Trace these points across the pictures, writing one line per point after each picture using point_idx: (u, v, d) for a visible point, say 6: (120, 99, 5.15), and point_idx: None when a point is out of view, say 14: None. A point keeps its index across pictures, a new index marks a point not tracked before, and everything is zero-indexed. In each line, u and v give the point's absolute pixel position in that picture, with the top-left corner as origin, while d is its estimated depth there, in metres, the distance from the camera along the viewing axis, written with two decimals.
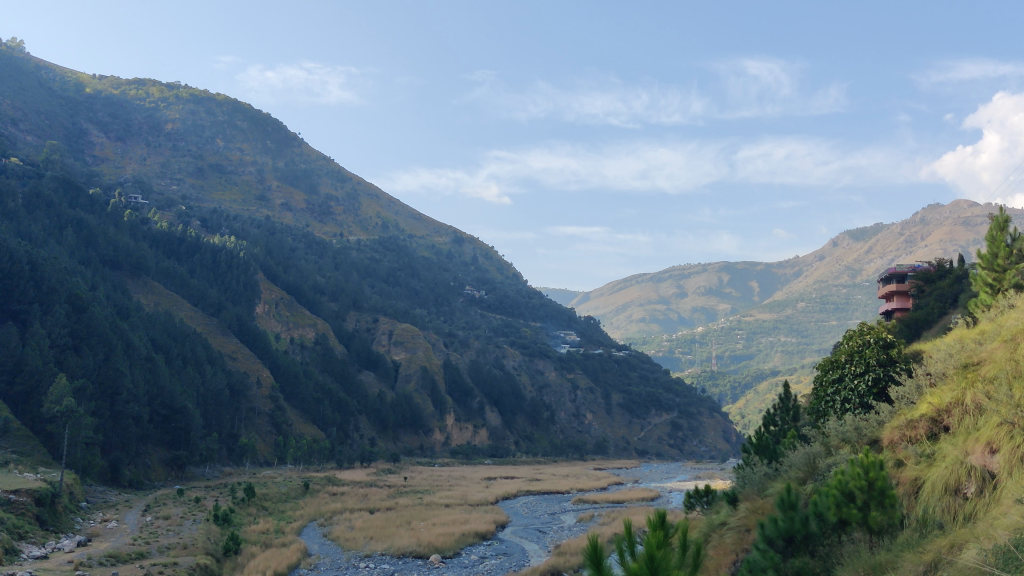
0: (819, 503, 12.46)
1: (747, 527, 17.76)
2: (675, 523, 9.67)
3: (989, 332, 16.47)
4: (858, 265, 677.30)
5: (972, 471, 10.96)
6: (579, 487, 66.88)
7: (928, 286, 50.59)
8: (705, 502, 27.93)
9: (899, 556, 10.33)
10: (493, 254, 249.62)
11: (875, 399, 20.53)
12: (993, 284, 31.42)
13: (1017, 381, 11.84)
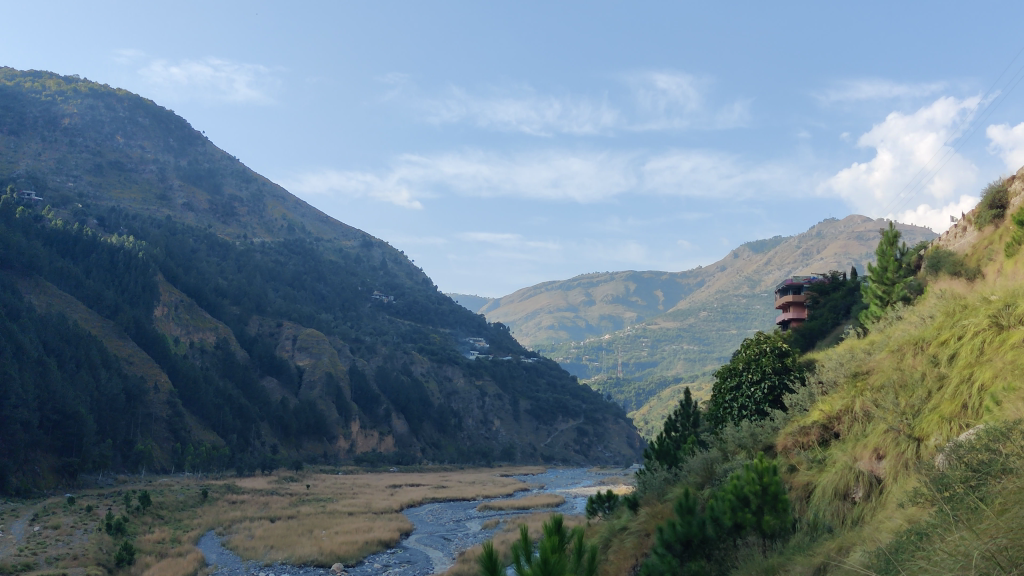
0: (715, 507, 12.72)
1: (646, 531, 18.04)
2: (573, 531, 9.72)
3: (877, 342, 17.23)
4: (758, 276, 677.47)
5: (860, 476, 11.35)
6: (484, 494, 66.79)
7: (822, 297, 52.15)
8: (606, 507, 28.35)
9: (791, 558, 10.63)
10: (402, 259, 247.04)
11: (771, 406, 21.08)
12: (883, 297, 32.95)
13: (904, 392, 12.40)
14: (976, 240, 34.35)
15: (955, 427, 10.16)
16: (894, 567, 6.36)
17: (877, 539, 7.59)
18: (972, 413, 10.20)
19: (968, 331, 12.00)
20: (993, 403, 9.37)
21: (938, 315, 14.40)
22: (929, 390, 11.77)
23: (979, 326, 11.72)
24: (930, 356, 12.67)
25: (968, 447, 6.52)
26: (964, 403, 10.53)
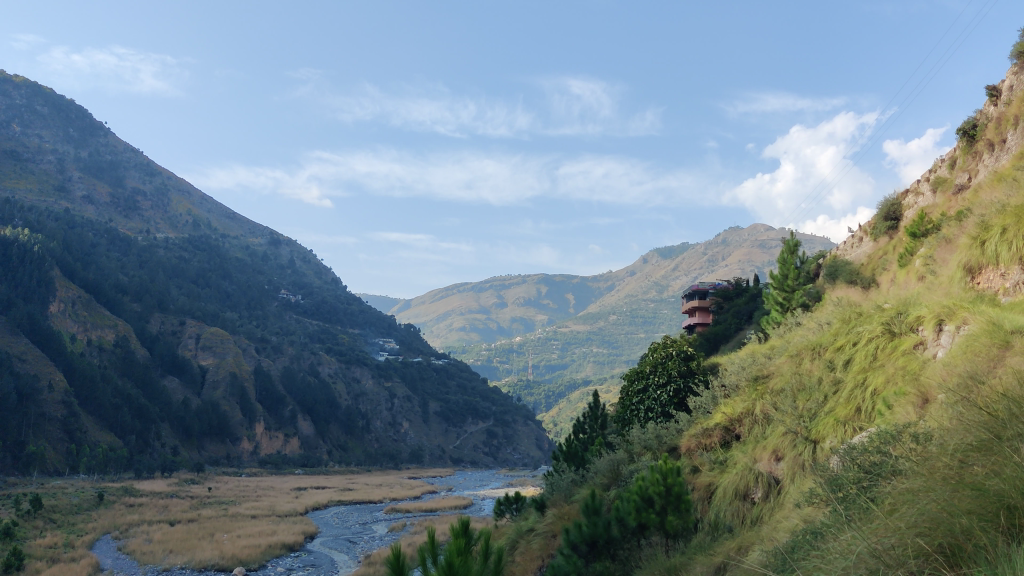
0: (620, 508, 12.92)
1: (552, 532, 18.15)
2: (481, 533, 9.72)
3: (777, 347, 17.82)
4: (666, 281, 677.01)
5: (759, 477, 11.66)
6: (391, 496, 66.30)
7: (726, 303, 53.48)
8: (514, 508, 28.48)
9: (692, 558, 10.85)
10: (311, 258, 243.10)
11: (675, 408, 21.48)
12: (784, 304, 33.97)
13: (801, 395, 12.82)
14: (872, 250, 35.72)
15: (849, 429, 10.56)
16: (789, 566, 6.51)
17: (776, 535, 7.76)
18: (865, 417, 10.60)
19: (863, 337, 12.48)
20: (885, 407, 9.76)
21: (834, 322, 14.91)
22: (825, 394, 12.22)
23: (873, 333, 12.21)
24: (826, 360, 13.16)
25: (861, 449, 6.78)
26: (858, 407, 10.94)
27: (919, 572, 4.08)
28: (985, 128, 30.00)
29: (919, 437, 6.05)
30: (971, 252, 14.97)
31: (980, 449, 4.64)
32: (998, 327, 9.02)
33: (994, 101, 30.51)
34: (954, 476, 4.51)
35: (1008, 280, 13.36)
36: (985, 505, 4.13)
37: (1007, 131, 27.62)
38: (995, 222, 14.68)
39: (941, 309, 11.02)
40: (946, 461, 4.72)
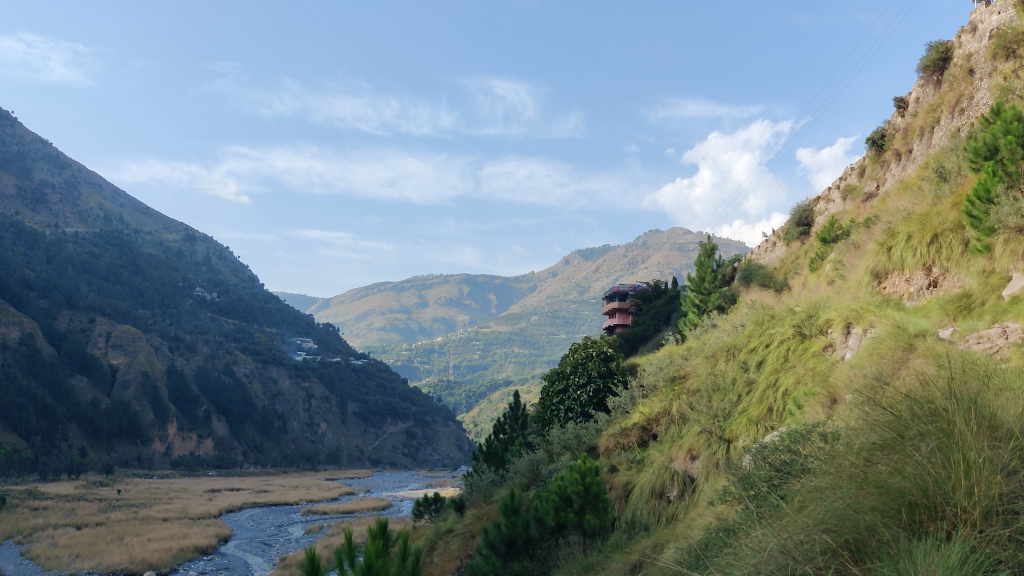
0: (539, 508, 13.00)
1: (471, 533, 18.15)
2: (399, 535, 9.64)
3: (694, 349, 18.17)
4: (587, 283, 677.32)
5: (674, 475, 11.81)
6: (308, 498, 65.32)
7: (645, 304, 54.26)
8: (432, 509, 28.40)
9: (608, 557, 10.97)
10: (228, 255, 238.26)
11: (595, 408, 21.61)
12: (701, 305, 34.64)
13: (716, 396, 13.11)
14: (785, 254, 36.66)
15: (761, 429, 10.82)
16: (703, 563, 6.64)
17: (692, 531, 7.90)
18: (777, 416, 10.90)
19: (776, 339, 12.82)
20: (796, 407, 10.03)
21: (748, 324, 15.29)
22: (738, 394, 12.54)
23: (786, 334, 12.55)
24: (741, 362, 13.46)
25: (772, 449, 6.96)
26: (770, 406, 11.25)
27: (826, 568, 4.20)
28: (893, 138, 31.12)
29: (826, 436, 6.25)
30: (878, 258, 15.48)
31: (883, 447, 4.83)
32: (902, 330, 9.39)
33: (902, 112, 31.67)
34: (859, 476, 4.65)
35: (914, 285, 13.88)
36: (888, 502, 4.27)
37: (914, 141, 28.66)
38: (901, 229, 15.27)
39: (849, 312, 11.44)
40: (853, 459, 4.89)
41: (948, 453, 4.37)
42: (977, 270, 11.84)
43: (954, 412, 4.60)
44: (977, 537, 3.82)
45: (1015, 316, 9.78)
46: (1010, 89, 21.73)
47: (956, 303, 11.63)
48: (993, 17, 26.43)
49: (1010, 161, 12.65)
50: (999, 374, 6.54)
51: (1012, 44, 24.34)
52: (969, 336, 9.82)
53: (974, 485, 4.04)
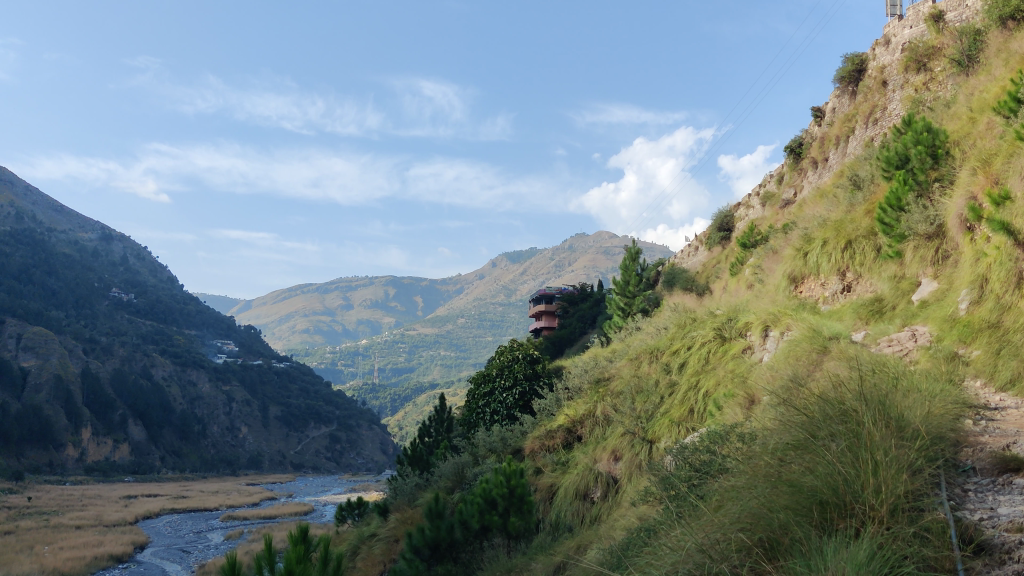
0: (463, 511, 13.02)
1: (395, 537, 18.08)
2: (321, 540, 9.50)
3: (618, 351, 18.42)
4: (514, 285, 677.73)
5: (597, 476, 11.89)
6: (228, 504, 64.05)
7: (571, 307, 54.73)
8: (356, 513, 28.21)
9: (532, 559, 11.05)
10: (147, 255, 232.35)
11: (521, 411, 21.70)
12: (625, 309, 35.08)
13: (639, 397, 13.34)
14: (707, 259, 37.41)
15: (682, 430, 11.04)
16: (622, 562, 6.77)
17: (618, 531, 7.99)
18: (699, 416, 11.13)
19: (696, 341, 13.13)
20: (717, 408, 10.24)
21: (671, 326, 15.60)
22: (661, 395, 12.78)
23: (707, 337, 12.85)
24: (665, 363, 13.71)
25: (692, 449, 7.12)
26: (691, 408, 11.48)
27: (742, 564, 4.25)
28: (811, 146, 32.05)
29: (744, 436, 6.40)
30: (795, 263, 15.91)
31: (796, 446, 4.98)
32: (818, 333, 9.71)
33: (819, 122, 32.68)
34: (774, 475, 4.76)
35: (827, 289, 14.33)
36: (801, 502, 4.38)
37: (830, 150, 29.55)
38: (818, 235, 15.74)
39: (767, 315, 11.81)
40: (769, 459, 5.01)
41: (857, 451, 4.52)
42: (889, 275, 12.30)
43: (863, 413, 4.79)
44: (883, 532, 3.88)
45: (924, 318, 10.23)
46: (921, 101, 22.58)
47: (868, 307, 12.05)
48: (905, 31, 27.52)
49: (920, 169, 13.15)
50: (908, 376, 6.85)
51: (923, 57, 25.33)
52: (881, 339, 10.22)
53: (878, 482, 4.19)
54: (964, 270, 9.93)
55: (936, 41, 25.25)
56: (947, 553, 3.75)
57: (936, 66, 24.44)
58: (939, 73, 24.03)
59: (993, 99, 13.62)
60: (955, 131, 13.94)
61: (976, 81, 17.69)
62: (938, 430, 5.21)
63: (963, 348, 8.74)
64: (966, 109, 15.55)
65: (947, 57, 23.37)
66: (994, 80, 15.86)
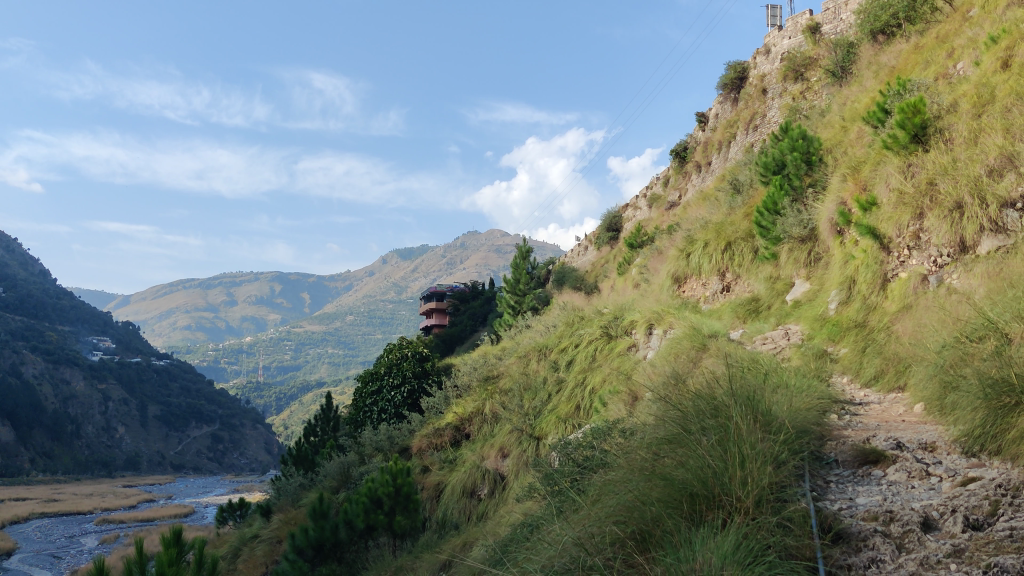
0: (349, 511, 12.94)
1: (277, 538, 17.76)
2: (198, 546, 9.23)
3: (507, 349, 18.58)
4: (404, 283, 677.82)
5: (485, 473, 11.90)
6: (103, 506, 61.78)
7: (462, 305, 54.87)
8: (237, 515, 27.52)
9: (418, 558, 11.00)
10: (16, 246, 220.98)
11: (408, 409, 21.61)
12: (516, 306, 35.28)
13: (527, 394, 13.48)
14: (595, 258, 38.04)
15: (569, 426, 11.22)
16: (499, 557, 6.77)
17: (504, 527, 8.06)
18: (584, 414, 11.33)
19: (584, 339, 13.41)
20: (602, 405, 10.44)
21: (560, 325, 15.82)
22: (549, 392, 12.99)
23: (593, 335, 13.20)
24: (552, 361, 13.93)
25: (574, 445, 7.22)
26: (578, 405, 11.70)
27: (614, 555, 4.21)
28: (695, 151, 33.03)
29: (625, 432, 6.55)
30: (677, 263, 16.39)
31: (670, 441, 5.11)
32: (698, 331, 10.06)
33: (702, 127, 33.76)
34: (647, 468, 4.83)
35: (708, 289, 14.82)
36: (673, 492, 4.37)
37: (712, 155, 30.52)
38: (699, 237, 16.28)
39: (652, 314, 12.23)
40: (643, 453, 5.13)
41: (726, 446, 4.64)
42: (765, 276, 12.82)
43: (730, 408, 4.98)
44: (750, 524, 3.88)
45: (797, 318, 10.72)
46: (798, 109, 23.48)
47: (746, 307, 12.53)
48: (785, 41, 28.68)
49: (795, 174, 13.70)
50: (778, 373, 7.17)
51: (800, 66, 26.47)
52: (756, 337, 10.64)
53: (749, 473, 4.27)
54: (834, 273, 10.43)
55: (813, 52, 26.48)
56: (808, 540, 3.83)
57: (813, 76, 25.62)
58: (815, 83, 25.12)
59: (863, 109, 14.35)
60: (828, 140, 14.65)
61: (848, 92, 18.60)
62: (803, 423, 5.47)
63: (832, 346, 9.16)
64: (840, 117, 16.33)
65: (823, 68, 24.47)
66: (865, 92, 16.71)
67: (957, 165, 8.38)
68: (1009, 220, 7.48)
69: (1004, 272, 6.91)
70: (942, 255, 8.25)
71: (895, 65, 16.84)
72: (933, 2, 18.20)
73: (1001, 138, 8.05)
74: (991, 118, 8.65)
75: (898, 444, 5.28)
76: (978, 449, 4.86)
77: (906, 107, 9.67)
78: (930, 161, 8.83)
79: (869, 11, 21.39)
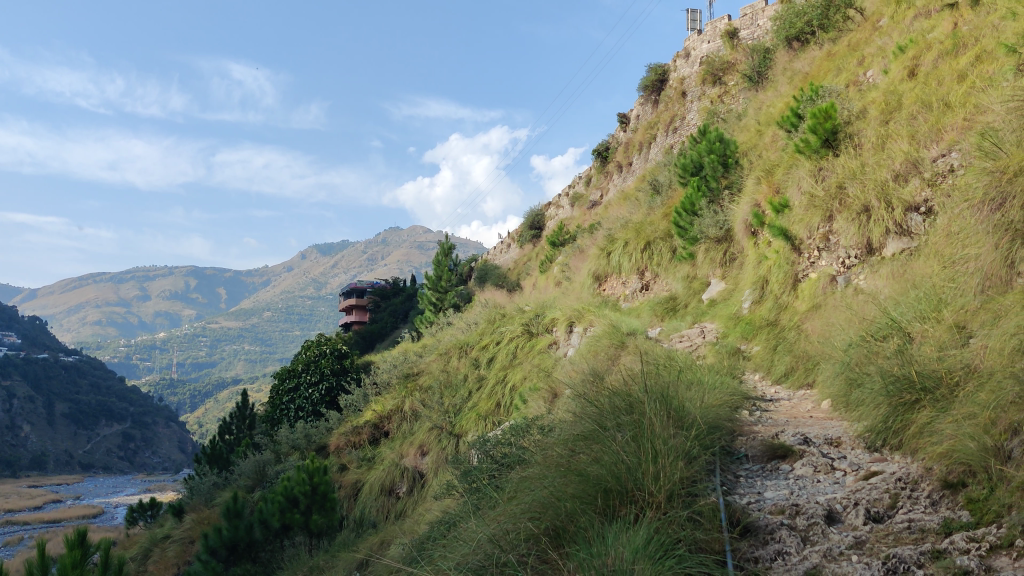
0: (264, 509, 12.75)
1: (190, 538, 17.33)
2: (105, 551, 8.92)
3: (427, 346, 18.53)
4: (324, 279, 678.09)
5: (403, 472, 11.82)
6: (8, 507, 59.64)
7: (383, 301, 54.30)
8: (148, 515, 26.77)
9: (334, 557, 10.88)
10: None
11: (327, 407, 21.41)
12: (437, 304, 35.09)
13: (447, 391, 13.46)
14: (518, 256, 38.18)
15: (489, 423, 11.24)
16: (416, 553, 6.72)
17: (426, 521, 8.05)
18: (504, 411, 11.38)
19: (504, 337, 13.48)
20: (522, 402, 10.48)
21: (481, 322, 15.84)
22: (469, 390, 12.99)
23: (514, 332, 13.26)
24: (473, 359, 13.93)
25: (494, 442, 7.23)
26: (498, 403, 11.72)
27: (528, 554, 4.21)
28: (617, 151, 33.42)
29: (543, 428, 6.58)
30: (598, 262, 16.54)
31: (585, 437, 5.17)
32: (617, 329, 10.17)
33: (624, 128, 34.19)
34: (564, 464, 4.87)
35: (628, 287, 15.02)
36: (587, 488, 4.41)
37: (633, 155, 30.90)
38: (619, 237, 16.47)
39: (572, 311, 12.34)
40: (558, 449, 5.17)
41: (639, 442, 4.72)
42: (683, 276, 13.05)
43: (643, 404, 5.06)
44: (660, 518, 3.93)
45: (712, 317, 10.93)
46: (716, 113, 23.91)
47: (664, 305, 12.75)
48: (704, 45, 29.26)
49: (712, 176, 13.95)
50: (692, 369, 7.32)
51: (719, 71, 27.09)
52: (673, 335, 10.83)
53: (660, 468, 4.36)
54: (748, 272, 10.69)
55: (731, 57, 27.12)
56: (716, 533, 3.90)
57: (731, 80, 26.19)
58: (733, 87, 25.68)
59: (778, 113, 14.72)
60: (744, 143, 14.96)
61: (764, 96, 19.06)
62: (714, 419, 5.57)
63: (746, 344, 9.38)
64: (756, 121, 16.72)
65: (741, 72, 25.00)
66: (780, 97, 17.14)
67: (866, 169, 8.67)
68: (912, 224, 7.79)
69: (907, 273, 7.17)
70: (851, 256, 8.52)
71: (809, 72, 17.33)
72: (845, 11, 18.79)
73: (906, 144, 8.37)
74: (897, 125, 9.00)
75: (805, 439, 5.44)
76: (879, 444, 5.03)
77: (817, 112, 9.94)
78: (840, 166, 9.12)
79: (784, 18, 21.97)
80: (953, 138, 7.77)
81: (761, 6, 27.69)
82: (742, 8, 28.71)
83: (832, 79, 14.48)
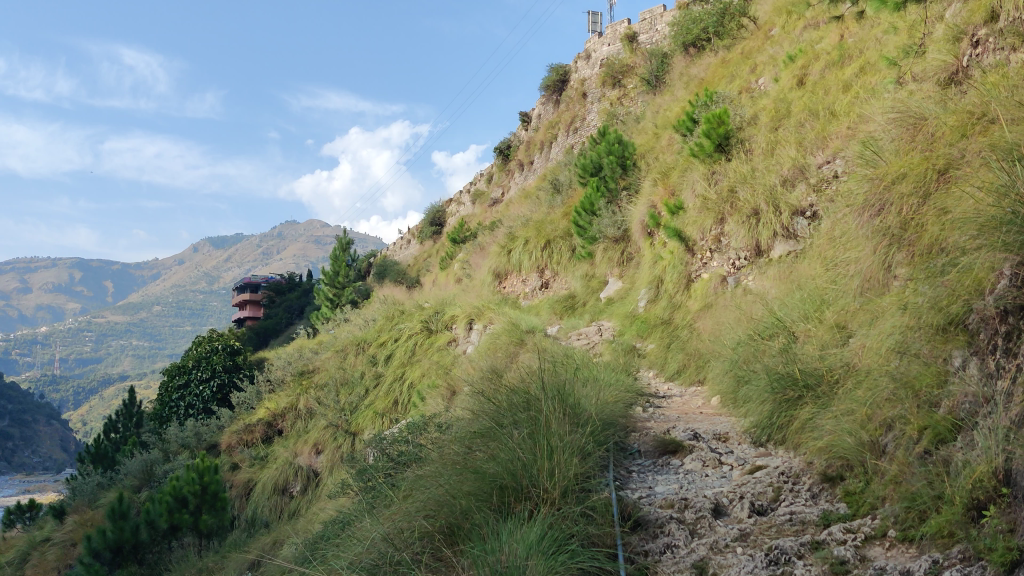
0: (151, 510, 12.28)
1: (72, 540, 16.66)
2: None
3: (323, 342, 18.29)
4: (216, 273, 676.77)
5: (297, 470, 11.64)
6: None
7: (279, 296, 53.31)
8: (27, 517, 25.56)
9: (225, 557, 10.61)
10: None
11: (218, 404, 21.02)
12: (335, 299, 34.64)
13: (344, 389, 13.30)
14: (418, 252, 38.02)
15: (386, 421, 11.18)
16: (309, 552, 6.62)
17: (319, 521, 7.95)
18: (401, 408, 11.33)
19: (403, 334, 13.39)
20: (420, 399, 10.47)
21: (378, 319, 15.72)
22: (367, 388, 12.86)
23: (413, 329, 13.20)
24: (370, 355, 13.79)
25: (391, 439, 7.19)
26: (396, 400, 11.64)
27: (423, 550, 4.19)
28: (518, 149, 33.63)
29: (441, 426, 6.57)
30: (498, 260, 16.60)
31: (482, 435, 5.19)
32: (516, 326, 10.24)
33: (524, 126, 34.50)
34: (459, 462, 4.88)
35: (527, 285, 15.14)
36: (482, 485, 4.42)
37: (534, 154, 31.14)
38: (520, 235, 16.59)
39: (471, 309, 12.36)
40: (455, 447, 5.17)
41: (535, 439, 4.77)
42: (581, 274, 13.23)
43: (540, 402, 5.11)
44: (552, 515, 3.97)
45: (609, 315, 11.14)
46: (615, 114, 24.25)
47: (562, 303, 12.92)
48: (604, 48, 29.70)
49: (611, 176, 14.17)
50: (588, 366, 7.44)
51: (618, 73, 27.51)
52: (571, 333, 10.96)
53: (555, 465, 4.44)
54: (644, 271, 10.90)
55: (630, 60, 27.55)
56: (608, 528, 3.98)
57: (630, 83, 26.65)
58: (631, 90, 26.12)
59: (674, 117, 15.06)
60: (641, 146, 15.28)
61: (661, 100, 19.44)
62: (610, 416, 5.67)
63: (640, 342, 9.57)
64: (653, 124, 17.07)
65: (639, 76, 25.45)
66: (676, 101, 17.53)
67: (755, 174, 8.97)
68: (798, 227, 8.10)
69: (793, 275, 7.44)
70: (741, 258, 8.81)
71: (704, 77, 17.76)
72: (739, 20, 19.36)
73: (794, 150, 8.66)
74: (785, 132, 9.34)
75: (695, 434, 5.61)
76: (765, 438, 5.22)
77: (711, 118, 10.22)
78: (731, 170, 9.41)
79: (682, 24, 22.46)
80: (837, 146, 8.07)
81: (659, 11, 28.27)
82: (641, 13, 29.26)
83: (726, 85, 14.92)
